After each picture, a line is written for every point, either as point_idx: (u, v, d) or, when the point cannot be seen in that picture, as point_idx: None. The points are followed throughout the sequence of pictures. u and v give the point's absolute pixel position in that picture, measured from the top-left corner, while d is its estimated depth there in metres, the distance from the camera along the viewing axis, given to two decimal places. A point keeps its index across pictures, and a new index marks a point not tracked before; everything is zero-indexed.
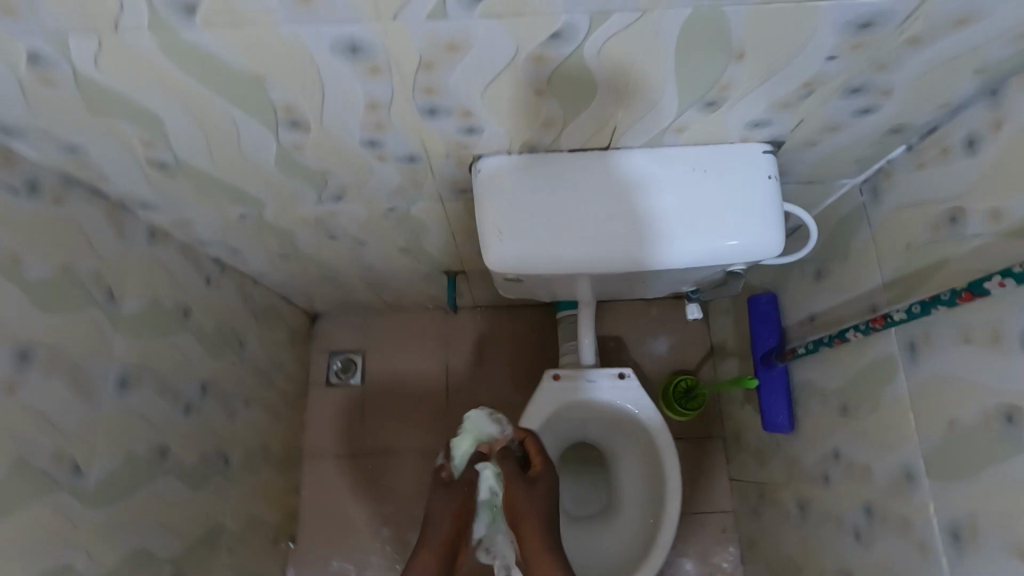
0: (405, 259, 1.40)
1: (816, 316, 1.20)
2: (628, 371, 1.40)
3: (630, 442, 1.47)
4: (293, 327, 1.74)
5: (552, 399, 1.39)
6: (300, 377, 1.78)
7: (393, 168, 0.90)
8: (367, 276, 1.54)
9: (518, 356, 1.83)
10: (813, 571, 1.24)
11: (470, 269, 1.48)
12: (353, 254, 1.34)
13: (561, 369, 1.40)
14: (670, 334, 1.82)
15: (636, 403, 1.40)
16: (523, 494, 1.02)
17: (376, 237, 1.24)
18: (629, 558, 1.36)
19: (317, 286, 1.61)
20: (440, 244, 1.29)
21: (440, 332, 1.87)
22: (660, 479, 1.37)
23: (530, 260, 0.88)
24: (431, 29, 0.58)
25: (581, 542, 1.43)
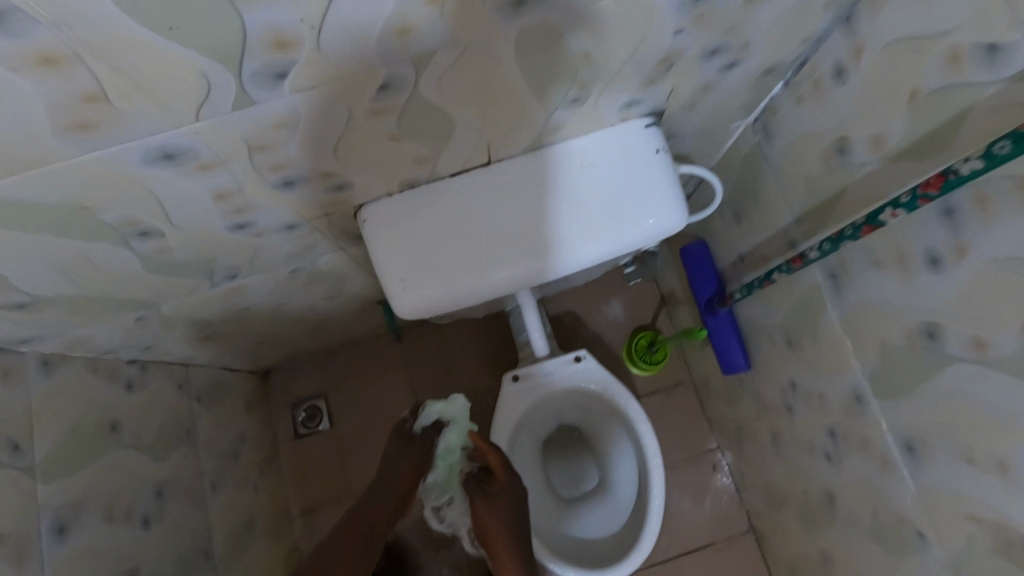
0: (333, 304, 1.34)
1: (745, 256, 1.21)
2: (584, 352, 1.38)
3: (606, 415, 1.47)
4: (244, 393, 1.67)
5: (517, 401, 1.37)
6: (266, 439, 1.72)
7: (276, 238, 0.84)
8: (301, 327, 1.47)
9: (479, 357, 1.81)
10: (799, 493, 1.28)
11: None
12: (277, 314, 1.28)
13: (519, 370, 1.37)
14: (619, 296, 1.82)
15: (598, 380, 1.39)
16: (483, 507, 0.98)
17: (293, 295, 1.17)
18: (630, 526, 1.38)
19: (254, 349, 1.54)
20: (361, 283, 1.24)
21: (396, 355, 1.82)
22: (641, 445, 1.38)
23: (445, 299, 0.84)
24: (244, 118, 0.52)
25: (582, 524, 1.45)
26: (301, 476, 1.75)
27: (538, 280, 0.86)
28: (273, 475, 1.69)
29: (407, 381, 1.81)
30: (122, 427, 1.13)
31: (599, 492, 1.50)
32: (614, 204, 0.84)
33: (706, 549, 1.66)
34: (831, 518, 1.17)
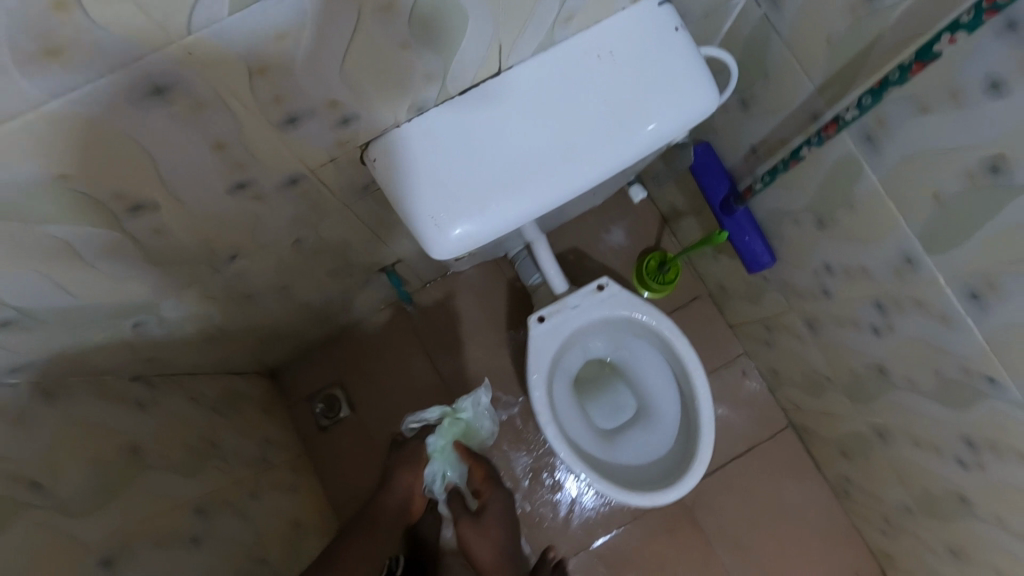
0: (337, 279, 1.25)
1: (757, 145, 1.16)
2: (606, 280, 1.32)
3: (635, 339, 1.44)
4: (258, 396, 1.58)
5: (548, 342, 1.30)
6: (290, 437, 1.64)
7: (280, 199, 0.75)
8: (307, 314, 1.39)
9: (489, 311, 1.75)
10: (843, 374, 1.27)
11: (406, 256, 1.35)
12: (282, 299, 1.19)
13: (543, 310, 1.31)
14: (619, 222, 1.77)
15: (626, 306, 1.33)
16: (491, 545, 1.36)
17: (298, 274, 1.09)
18: (682, 442, 1.35)
19: (262, 347, 1.45)
20: (363, 249, 1.15)
21: (404, 326, 1.75)
22: (677, 359, 1.35)
23: (480, 235, 0.77)
24: (241, 24, 0.46)
25: (632, 450, 1.43)
26: (333, 467, 1.69)
27: (569, 196, 0.79)
28: (307, 471, 1.63)
29: (421, 351, 1.74)
30: (144, 449, 1.03)
31: (641, 416, 1.48)
32: (636, 98, 0.77)
33: (750, 453, 1.67)
34: (883, 390, 1.16)
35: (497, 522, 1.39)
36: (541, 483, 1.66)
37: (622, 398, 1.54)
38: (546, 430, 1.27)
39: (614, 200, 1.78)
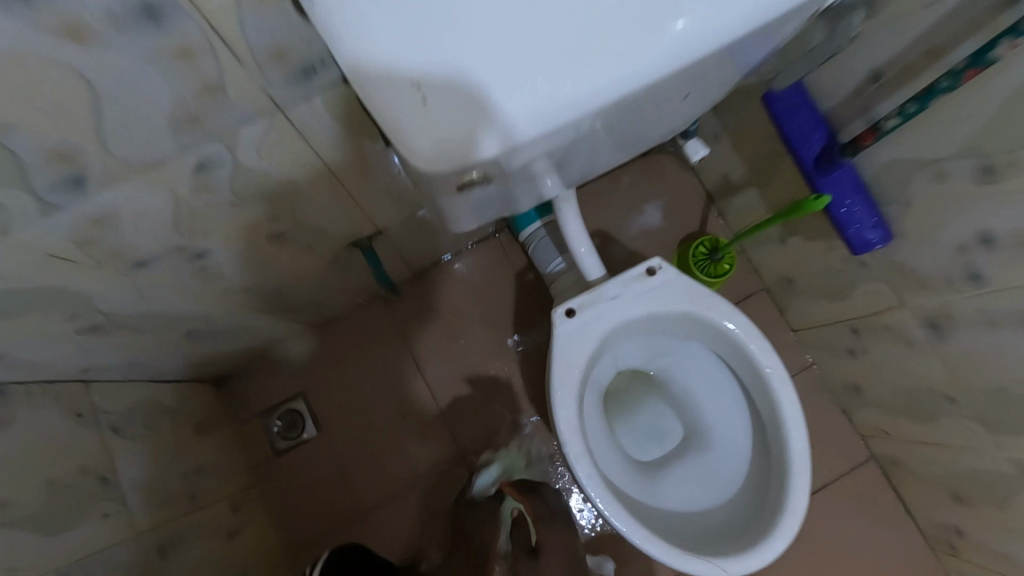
0: (290, 254, 0.90)
1: (881, 71, 0.83)
2: (658, 261, 0.95)
3: (690, 342, 1.08)
4: (195, 411, 1.22)
5: (579, 345, 0.93)
6: (238, 465, 1.28)
7: (127, 51, 0.45)
8: (255, 305, 1.04)
9: (492, 306, 1.40)
10: (981, 393, 0.93)
11: (388, 227, 1.01)
12: (211, 281, 0.84)
13: (572, 301, 0.94)
14: (654, 200, 1.43)
15: (685, 297, 0.95)
16: None
17: (225, 237, 0.74)
18: (759, 485, 0.98)
19: (196, 348, 1.10)
20: (325, 207, 0.80)
21: (386, 326, 1.40)
22: (751, 370, 0.96)
23: (491, 133, 0.48)
24: None
25: (683, 488, 1.06)
26: (292, 504, 1.32)
27: (634, 87, 0.50)
28: (258, 509, 1.26)
29: (407, 357, 1.39)
30: None
31: (695, 442, 1.10)
32: None
33: (821, 493, 1.32)
34: None
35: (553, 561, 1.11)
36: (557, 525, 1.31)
37: (668, 419, 1.18)
38: (577, 468, 0.89)
39: (649, 173, 1.45)
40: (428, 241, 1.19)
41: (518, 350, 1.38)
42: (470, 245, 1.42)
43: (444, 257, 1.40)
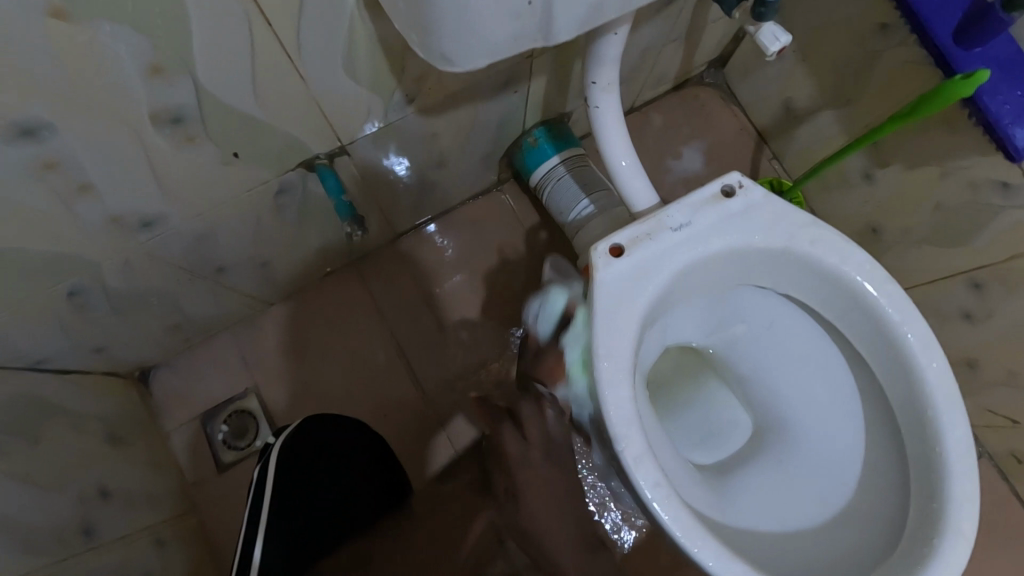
0: (207, 170, 0.61)
1: None
2: (738, 178, 0.67)
3: (770, 300, 0.79)
4: (107, 414, 0.92)
5: (631, 297, 0.65)
6: (167, 487, 0.97)
7: None
8: (170, 260, 0.74)
9: (496, 275, 1.11)
10: None
11: (353, 142, 0.72)
12: (77, 201, 0.55)
13: (620, 236, 0.66)
14: (693, 141, 1.16)
15: (778, 228, 0.67)
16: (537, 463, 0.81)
17: (74, 109, 0.45)
18: (888, 494, 0.68)
19: (93, 325, 0.80)
20: (247, 78, 0.52)
21: (359, 305, 1.10)
22: (873, 333, 0.68)
23: None
24: None
25: (772, 502, 0.75)
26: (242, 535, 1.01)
27: None
28: (195, 543, 0.95)
29: (388, 343, 1.09)
30: None
31: (780, 441, 0.81)
32: None
33: None
34: None
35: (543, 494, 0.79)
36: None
37: (719, 414, 0.90)
38: (637, 474, 0.60)
39: (685, 110, 1.18)
40: (410, 180, 0.91)
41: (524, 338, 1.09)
42: (464, 201, 1.13)
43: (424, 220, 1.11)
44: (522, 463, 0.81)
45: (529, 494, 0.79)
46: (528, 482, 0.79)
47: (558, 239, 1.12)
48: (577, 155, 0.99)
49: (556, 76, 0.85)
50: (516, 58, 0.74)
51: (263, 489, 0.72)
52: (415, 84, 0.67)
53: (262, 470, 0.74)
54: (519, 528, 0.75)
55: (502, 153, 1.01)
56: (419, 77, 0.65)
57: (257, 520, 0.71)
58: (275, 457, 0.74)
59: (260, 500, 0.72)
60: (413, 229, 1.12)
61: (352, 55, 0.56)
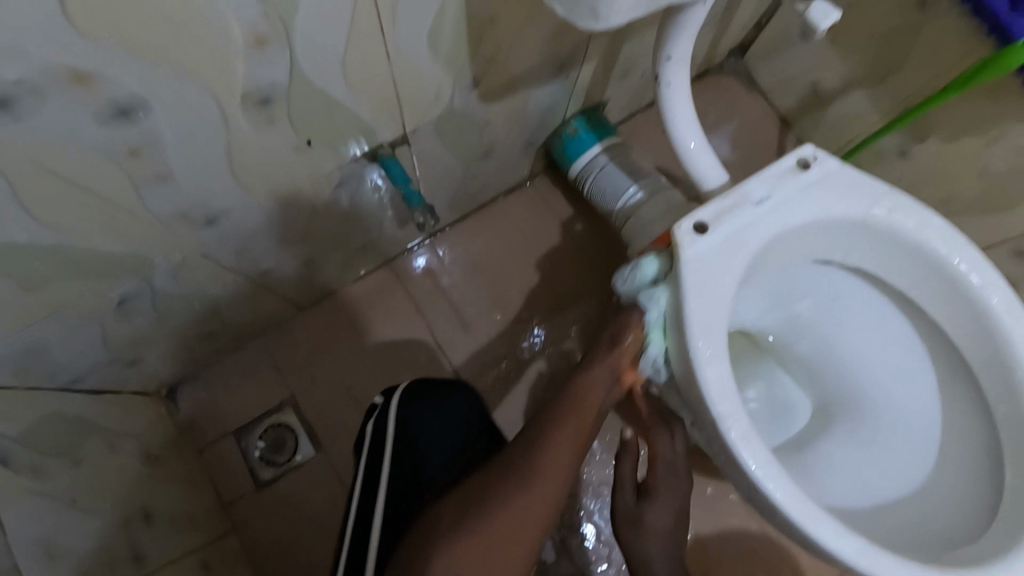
0: (278, 156, 0.58)
1: None
2: (814, 150, 0.67)
3: (838, 275, 0.78)
4: (142, 431, 0.86)
5: (719, 272, 0.64)
6: (205, 507, 0.91)
7: None
8: (221, 259, 0.70)
9: (534, 270, 1.09)
10: None
11: (416, 128, 0.69)
12: (149, 191, 0.52)
13: (704, 212, 0.64)
14: (720, 129, 1.17)
15: (856, 198, 0.67)
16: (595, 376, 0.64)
17: (172, 82, 0.42)
18: (976, 461, 0.68)
19: (135, 335, 0.75)
20: (340, 54, 0.49)
21: (393, 309, 1.06)
22: (958, 301, 0.67)
23: None
24: None
25: (853, 478, 0.75)
26: (287, 554, 0.95)
27: None
28: (240, 565, 0.90)
29: (427, 345, 1.05)
30: None
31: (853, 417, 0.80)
32: None
33: None
34: None
35: (669, 505, 0.72)
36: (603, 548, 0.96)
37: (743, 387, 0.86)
38: (745, 453, 0.59)
39: (709, 98, 1.19)
40: (456, 172, 0.88)
41: (539, 346, 1.06)
42: (496, 197, 1.11)
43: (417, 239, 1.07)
44: (667, 468, 0.73)
45: (654, 494, 0.72)
46: (662, 490, 0.72)
47: (594, 230, 1.11)
48: (616, 144, 0.98)
49: (604, 60, 0.84)
50: (577, 39, 0.73)
51: (379, 467, 0.62)
52: (485, 65, 0.65)
53: (375, 426, 0.66)
54: (633, 527, 0.71)
55: (540, 143, 1.00)
56: (491, 58, 0.64)
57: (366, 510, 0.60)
58: (393, 418, 0.65)
59: (371, 491, 0.61)
60: (401, 253, 1.07)
61: (438, 30, 0.54)
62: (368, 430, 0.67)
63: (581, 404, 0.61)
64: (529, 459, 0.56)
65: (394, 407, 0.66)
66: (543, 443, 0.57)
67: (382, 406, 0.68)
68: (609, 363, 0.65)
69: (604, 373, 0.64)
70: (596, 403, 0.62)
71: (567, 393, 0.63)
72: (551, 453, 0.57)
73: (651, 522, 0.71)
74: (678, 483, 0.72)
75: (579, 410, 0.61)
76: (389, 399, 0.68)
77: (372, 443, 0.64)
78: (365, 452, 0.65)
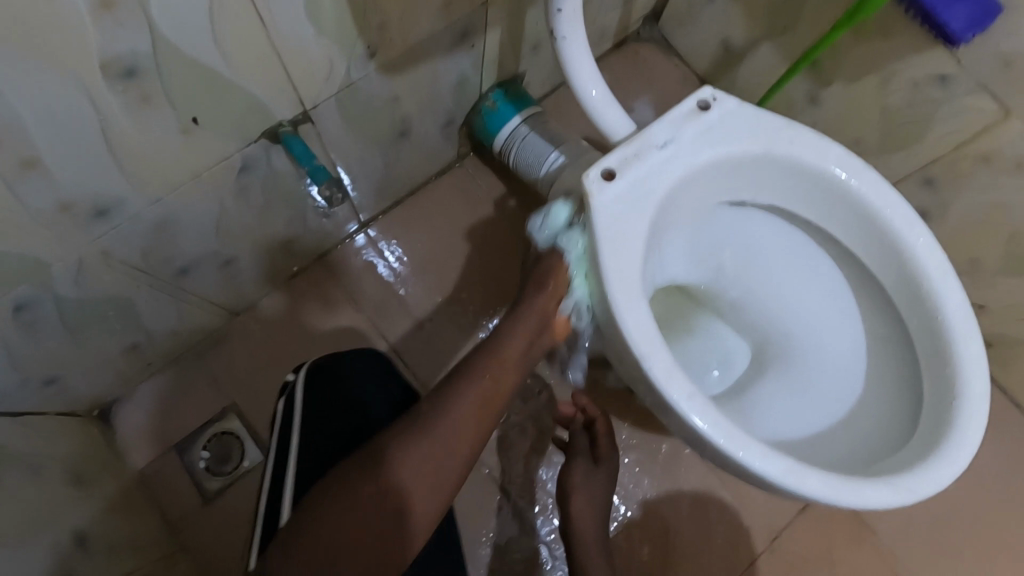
0: (165, 141, 0.56)
1: None
2: (712, 91, 0.68)
3: (759, 218, 0.80)
4: (70, 452, 0.83)
5: (632, 217, 0.65)
6: (149, 526, 0.88)
7: None
8: (128, 258, 0.68)
9: (473, 249, 1.09)
10: None
11: (322, 104, 0.68)
12: (21, 180, 0.49)
13: (610, 159, 0.65)
14: (643, 95, 1.19)
15: (759, 135, 0.69)
16: (512, 335, 0.67)
17: (17, 54, 0.41)
18: (900, 379, 0.70)
19: (46, 349, 0.72)
20: (205, 16, 0.47)
21: (333, 305, 1.04)
22: (862, 224, 0.70)
23: None
24: None
25: (787, 412, 0.76)
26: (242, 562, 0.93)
27: None
28: None
29: (371, 337, 1.04)
30: None
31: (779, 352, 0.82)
32: None
33: None
34: None
35: (591, 490, 0.82)
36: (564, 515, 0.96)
37: (701, 349, 0.88)
38: (669, 387, 0.59)
39: (631, 66, 1.20)
40: (375, 153, 0.87)
41: None
42: (427, 181, 1.10)
43: (350, 229, 1.06)
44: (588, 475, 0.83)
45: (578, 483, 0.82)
46: (585, 483, 0.82)
47: (528, 204, 1.11)
48: (536, 114, 0.98)
49: (509, 29, 0.84)
50: (474, 5, 0.73)
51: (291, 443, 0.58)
52: (378, 32, 0.64)
53: (285, 407, 0.61)
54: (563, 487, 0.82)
55: (462, 121, 0.99)
56: (381, 24, 0.63)
57: (279, 488, 0.56)
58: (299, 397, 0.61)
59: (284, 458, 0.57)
60: (333, 245, 1.05)
61: None
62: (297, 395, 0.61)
63: (503, 359, 0.64)
64: (444, 417, 0.57)
65: (298, 393, 0.62)
66: (458, 402, 0.58)
67: (292, 385, 0.64)
68: (540, 309, 0.69)
69: (528, 323, 0.68)
70: (516, 353, 0.66)
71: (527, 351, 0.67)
72: (463, 406, 0.58)
73: (575, 494, 0.81)
74: (600, 477, 0.83)
75: (501, 367, 0.64)
76: (298, 376, 0.64)
77: (281, 427, 0.59)
78: (276, 432, 0.60)
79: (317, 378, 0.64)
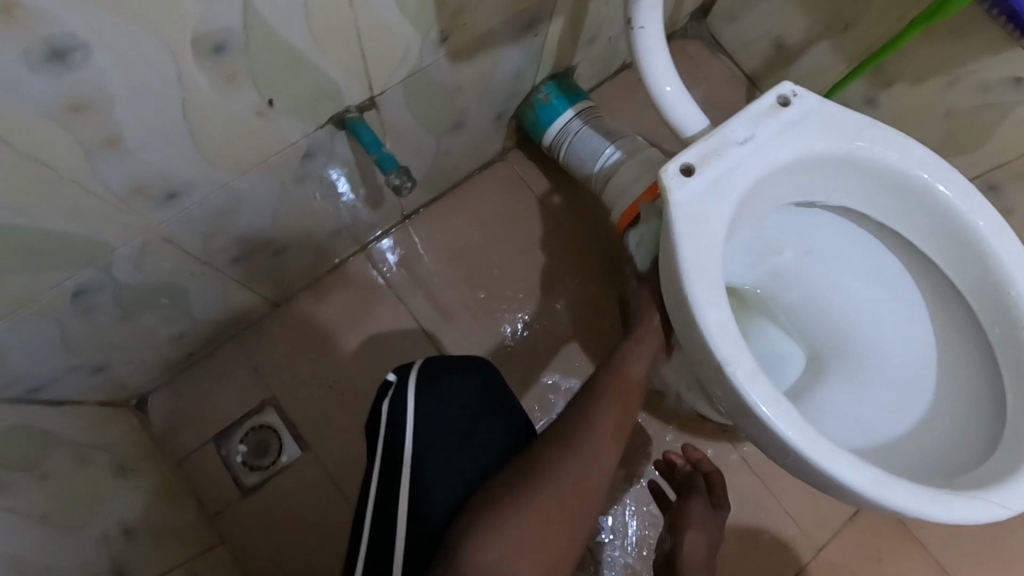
0: (240, 122, 0.54)
1: None
2: (792, 87, 0.66)
3: (829, 220, 0.78)
4: (113, 443, 0.81)
5: (712, 214, 0.63)
6: (189, 519, 0.86)
7: None
8: (188, 244, 0.66)
9: (517, 245, 1.06)
10: None
11: (389, 90, 0.66)
12: (101, 159, 0.47)
13: (690, 154, 0.63)
14: (690, 92, 1.16)
15: (839, 132, 0.67)
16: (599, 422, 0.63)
17: (117, 24, 0.38)
18: (978, 390, 0.68)
19: (97, 337, 0.70)
20: None
21: (375, 297, 1.02)
22: (944, 229, 0.67)
23: None
24: None
25: (852, 423, 0.74)
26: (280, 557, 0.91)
27: None
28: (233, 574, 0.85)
29: (414, 332, 1.01)
30: None
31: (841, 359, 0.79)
32: None
33: None
34: None
35: (700, 529, 0.79)
36: (607, 519, 0.94)
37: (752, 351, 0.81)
38: (754, 393, 0.57)
39: (678, 62, 1.18)
40: (430, 143, 0.85)
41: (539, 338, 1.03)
42: (470, 175, 1.08)
43: (375, 233, 1.03)
44: (703, 523, 0.80)
45: (690, 527, 0.79)
46: (695, 525, 0.79)
47: (573, 200, 1.09)
48: (589, 108, 0.96)
49: (571, 19, 0.82)
50: None
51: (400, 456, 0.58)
52: (453, 17, 0.62)
53: (390, 411, 0.60)
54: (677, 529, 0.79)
55: (512, 114, 0.97)
56: (457, 9, 0.61)
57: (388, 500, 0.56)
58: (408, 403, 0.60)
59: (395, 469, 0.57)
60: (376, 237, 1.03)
61: None
62: (383, 409, 0.61)
63: (587, 438, 0.61)
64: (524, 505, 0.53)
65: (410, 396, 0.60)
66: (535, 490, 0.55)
67: (397, 386, 0.62)
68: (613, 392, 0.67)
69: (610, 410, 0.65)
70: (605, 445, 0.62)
71: (595, 393, 0.67)
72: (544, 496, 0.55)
73: (688, 539, 0.77)
74: (712, 527, 0.80)
75: (586, 448, 0.60)
76: (404, 378, 0.63)
77: (389, 433, 0.59)
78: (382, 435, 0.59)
79: (429, 390, 0.62)
